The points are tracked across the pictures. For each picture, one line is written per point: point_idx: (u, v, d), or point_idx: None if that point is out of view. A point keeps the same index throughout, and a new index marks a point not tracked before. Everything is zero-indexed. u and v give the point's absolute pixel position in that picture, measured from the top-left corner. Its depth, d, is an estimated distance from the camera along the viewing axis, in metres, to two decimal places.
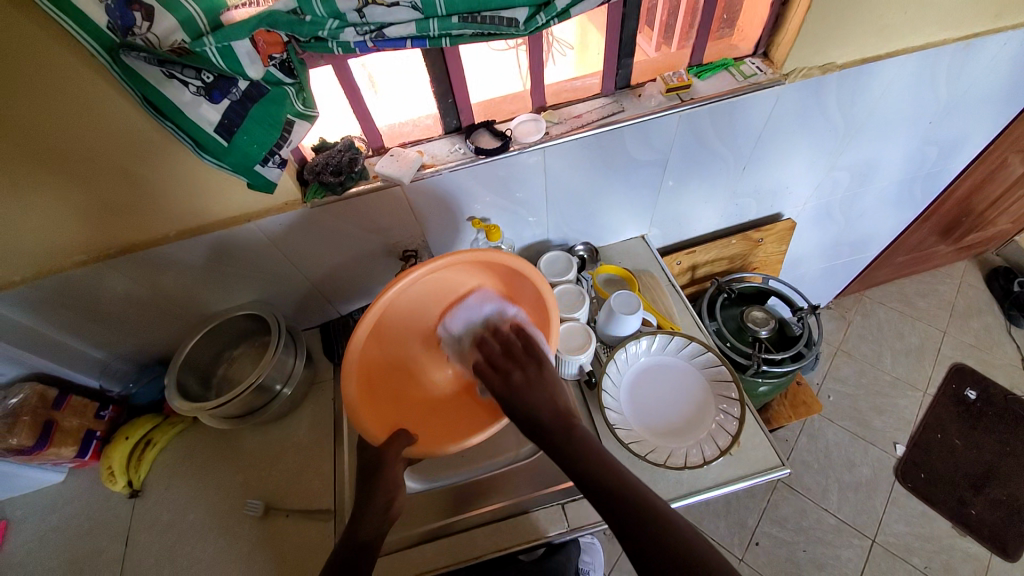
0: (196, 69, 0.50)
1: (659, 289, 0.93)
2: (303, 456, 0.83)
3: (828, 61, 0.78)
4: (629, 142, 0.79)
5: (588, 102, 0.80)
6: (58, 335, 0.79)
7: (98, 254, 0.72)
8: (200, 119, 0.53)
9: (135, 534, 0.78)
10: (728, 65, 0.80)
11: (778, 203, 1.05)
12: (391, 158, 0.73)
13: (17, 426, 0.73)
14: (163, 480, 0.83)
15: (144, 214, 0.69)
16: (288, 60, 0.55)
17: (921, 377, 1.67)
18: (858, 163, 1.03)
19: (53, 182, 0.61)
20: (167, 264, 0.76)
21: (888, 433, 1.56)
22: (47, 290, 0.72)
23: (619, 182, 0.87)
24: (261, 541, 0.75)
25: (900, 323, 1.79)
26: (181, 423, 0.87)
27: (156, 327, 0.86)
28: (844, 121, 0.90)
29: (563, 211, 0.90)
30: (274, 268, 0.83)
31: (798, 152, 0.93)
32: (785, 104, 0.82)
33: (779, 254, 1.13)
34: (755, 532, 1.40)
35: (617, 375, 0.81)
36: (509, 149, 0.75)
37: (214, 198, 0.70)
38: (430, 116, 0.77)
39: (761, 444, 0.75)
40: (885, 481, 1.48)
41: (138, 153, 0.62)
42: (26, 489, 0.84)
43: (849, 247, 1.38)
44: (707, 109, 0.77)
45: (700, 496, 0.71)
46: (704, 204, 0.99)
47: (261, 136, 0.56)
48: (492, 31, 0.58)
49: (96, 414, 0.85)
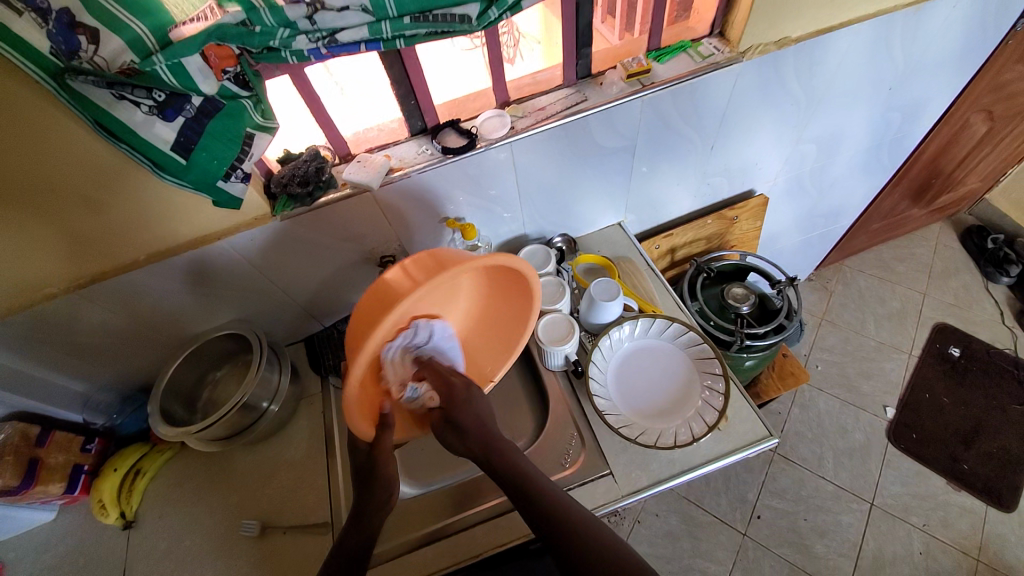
0: (147, 89, 0.50)
1: (639, 274, 0.94)
2: (297, 471, 0.83)
3: (783, 35, 0.80)
4: (595, 130, 0.79)
5: (552, 94, 0.80)
6: (35, 371, 0.78)
7: (69, 285, 0.70)
8: (154, 138, 0.52)
9: (131, 566, 0.77)
10: (686, 47, 0.81)
11: (750, 179, 1.07)
12: (359, 165, 0.73)
13: (4, 465, 0.73)
14: (156, 509, 0.82)
15: (112, 240, 0.68)
16: (242, 72, 0.54)
17: (906, 340, 1.70)
18: (823, 135, 1.04)
19: (13, 215, 0.60)
20: (140, 290, 0.75)
21: (878, 397, 1.59)
22: (18, 327, 0.71)
23: (590, 171, 0.88)
24: (260, 560, 0.75)
25: (881, 289, 1.82)
26: (169, 450, 0.86)
27: (135, 355, 0.85)
28: (805, 94, 0.91)
29: (537, 205, 0.90)
30: (250, 284, 0.82)
31: (764, 128, 0.95)
32: (746, 81, 0.83)
33: (756, 229, 1.14)
34: (756, 505, 1.42)
35: (602, 362, 0.82)
36: (475, 147, 0.75)
37: (182, 219, 0.69)
38: (395, 120, 0.76)
39: (747, 416, 0.76)
40: (879, 443, 1.51)
41: (98, 179, 0.61)
42: (13, 533, 0.82)
43: (824, 218, 1.41)
44: (669, 92, 0.78)
45: (693, 474, 0.72)
46: (676, 186, 1.00)
47: (221, 151, 0.56)
48: (446, 29, 0.58)
49: (82, 448, 0.83)
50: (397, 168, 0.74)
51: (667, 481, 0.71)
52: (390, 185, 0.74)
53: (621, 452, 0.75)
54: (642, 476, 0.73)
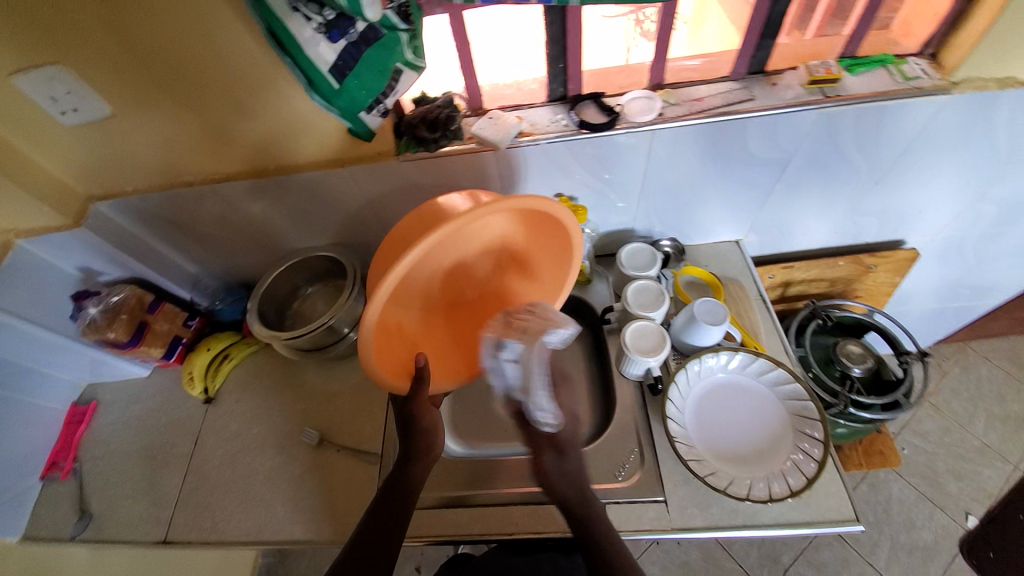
0: (320, 5, 0.48)
1: (747, 302, 0.85)
2: (356, 400, 0.86)
3: (1009, 74, 0.66)
4: (750, 136, 0.70)
5: (712, 85, 0.71)
6: (159, 245, 0.85)
7: (204, 177, 0.75)
8: (316, 58, 0.52)
9: (201, 439, 0.85)
10: (888, 62, 0.69)
11: (904, 228, 0.92)
12: (490, 122, 0.70)
13: (116, 322, 0.80)
14: (231, 395, 0.89)
15: (248, 145, 0.71)
16: (406, 3, 0.51)
17: (1018, 450, 1.46)
18: (1014, 199, 0.87)
19: (172, 101, 0.64)
20: (260, 196, 0.78)
21: (963, 501, 1.40)
22: (155, 202, 0.77)
23: (727, 179, 0.79)
24: (311, 468, 0.79)
25: (1007, 385, 1.57)
26: (255, 344, 0.93)
27: (242, 253, 0.91)
28: (1016, 147, 0.75)
29: (657, 202, 0.83)
30: (356, 214, 0.84)
31: (946, 174, 0.80)
32: (949, 115, 0.69)
33: (891, 284, 1.00)
34: (788, 569, 1.32)
35: (685, 385, 0.76)
36: (614, 127, 0.69)
37: (313, 138, 0.70)
38: (536, 80, 0.72)
39: (836, 493, 0.68)
40: (948, 550, 1.34)
41: (249, 85, 0.62)
42: (117, 377, 0.93)
43: (970, 291, 1.21)
44: (852, 110, 0.67)
45: (754, 532, 0.66)
46: (815, 217, 0.89)
47: (370, 82, 0.55)
48: None
49: (184, 323, 0.91)
50: (528, 133, 0.71)
51: (724, 530, 0.67)
52: (516, 149, 0.71)
53: (681, 484, 0.70)
54: (698, 515, 0.68)
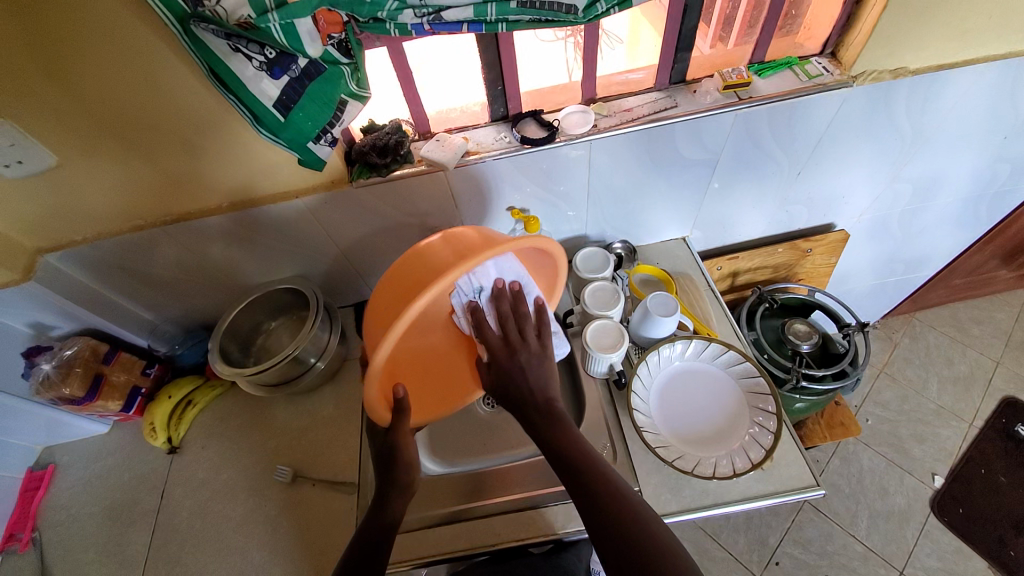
0: (260, 44, 0.51)
1: (698, 293, 0.90)
2: (331, 430, 0.85)
3: (901, 64, 0.73)
4: (679, 139, 0.76)
5: (640, 96, 0.78)
6: (112, 294, 0.84)
7: (156, 220, 0.75)
8: (260, 93, 0.54)
9: (171, 488, 0.82)
10: (793, 64, 0.76)
11: (832, 212, 1.01)
12: (436, 144, 0.74)
13: (70, 377, 0.78)
14: (200, 440, 0.87)
15: (200, 184, 0.72)
16: (346, 40, 0.55)
17: (969, 408, 1.57)
18: (921, 176, 0.96)
19: (119, 147, 0.64)
20: (216, 235, 0.79)
21: (927, 463, 1.48)
22: (106, 250, 0.76)
23: (665, 181, 0.85)
24: (287, 505, 0.78)
25: (950, 349, 1.69)
26: (220, 386, 0.91)
27: (202, 294, 0.90)
28: (913, 130, 0.84)
29: (604, 207, 0.88)
30: (317, 245, 0.85)
31: (859, 160, 0.88)
32: (851, 107, 0.77)
33: (829, 265, 1.08)
34: (776, 551, 1.36)
35: (647, 376, 0.80)
36: (554, 140, 0.74)
37: (265, 172, 0.72)
38: (479, 104, 0.77)
39: (795, 461, 0.72)
40: (920, 512, 1.40)
41: (198, 126, 0.64)
42: (75, 436, 0.89)
43: (904, 265, 1.31)
44: (765, 109, 0.74)
45: (726, 509, 0.69)
46: (752, 208, 0.95)
47: (316, 113, 0.58)
48: (550, 17, 0.57)
49: (142, 371, 0.89)
50: (472, 152, 0.74)
51: (697, 511, 0.69)
52: (462, 167, 0.74)
53: (654, 472, 0.73)
54: (672, 500, 0.71)
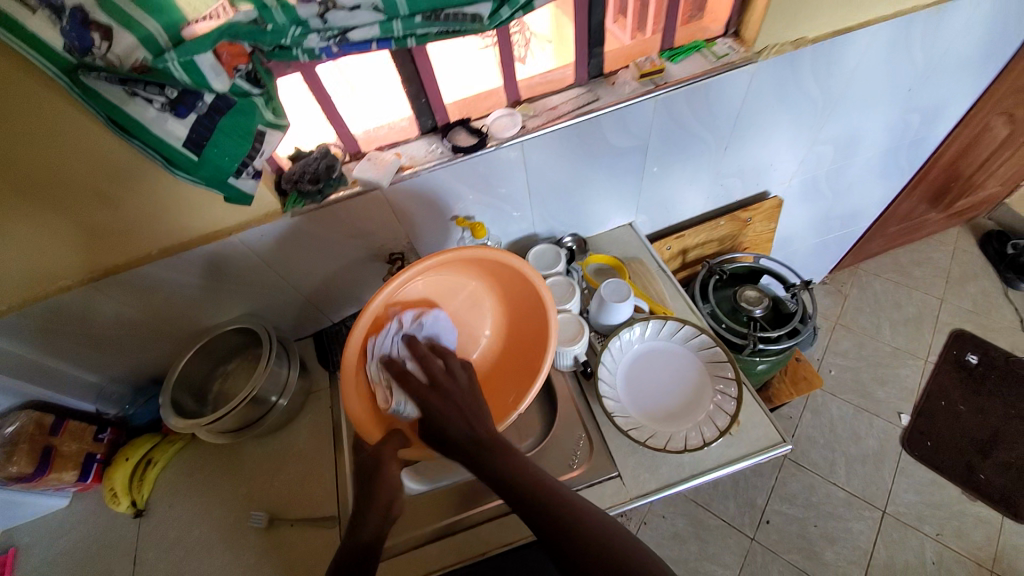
0: (160, 86, 0.50)
1: (649, 275, 0.93)
2: (304, 465, 0.84)
3: (800, 35, 0.78)
4: (606, 129, 0.79)
5: (563, 93, 0.80)
6: (52, 362, 0.80)
7: (87, 277, 0.72)
8: (167, 134, 0.53)
9: (142, 553, 0.78)
10: (700, 47, 0.80)
11: (763, 180, 1.06)
12: (369, 163, 0.74)
13: (16, 454, 0.74)
14: (167, 498, 0.83)
15: (125, 234, 0.69)
16: (254, 70, 0.55)
17: (921, 346, 1.66)
18: (840, 136, 1.02)
19: (32, 208, 0.61)
20: (153, 283, 0.76)
21: (892, 404, 1.56)
22: (35, 316, 0.72)
23: (603, 171, 0.87)
24: (267, 551, 0.76)
25: (897, 293, 1.79)
26: (180, 440, 0.88)
27: (149, 347, 0.87)
28: (822, 94, 0.89)
29: (547, 204, 0.90)
30: (263, 280, 0.83)
31: (778, 129, 0.93)
32: (760, 81, 0.81)
33: (769, 231, 1.14)
34: (765, 510, 1.40)
35: (612, 363, 0.81)
36: (486, 146, 0.75)
37: (193, 213, 0.70)
38: (405, 118, 0.76)
39: (760, 422, 0.76)
40: (892, 451, 1.48)
41: (114, 175, 0.62)
42: (30, 516, 0.84)
43: (840, 221, 1.38)
44: (682, 92, 0.77)
45: (702, 479, 0.72)
46: (688, 186, 0.99)
47: (232, 148, 0.57)
48: (456, 28, 0.58)
49: (95, 437, 0.85)
50: (406, 168, 0.75)
51: (675, 485, 0.71)
52: (395, 183, 0.75)
53: (630, 454, 0.75)
54: (651, 479, 0.72)
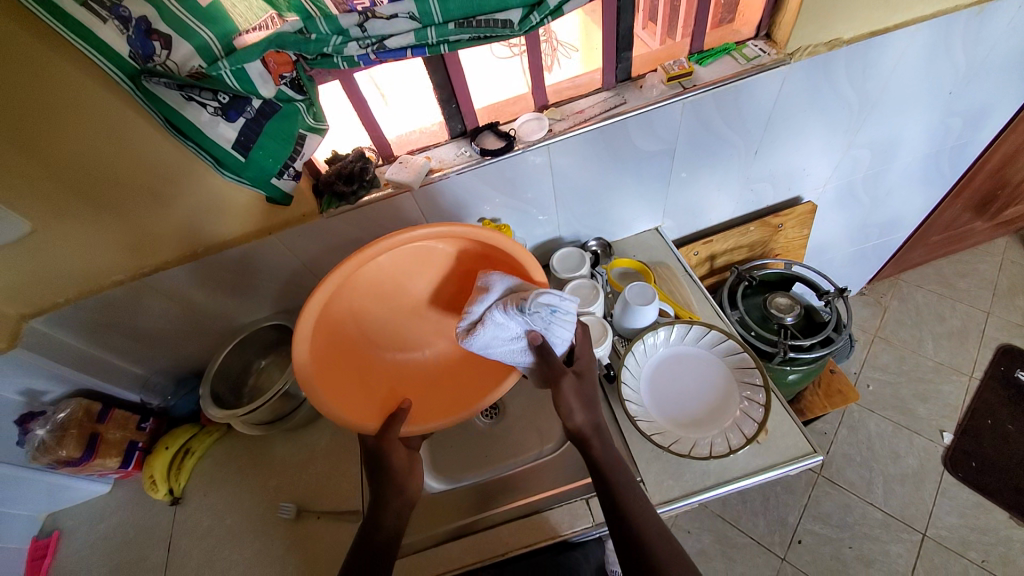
0: (213, 91, 0.54)
1: (676, 279, 0.93)
2: (331, 460, 0.86)
3: (834, 36, 0.76)
4: (633, 133, 0.79)
5: (590, 97, 0.80)
6: (101, 353, 0.85)
7: (136, 272, 0.76)
8: (218, 137, 0.56)
9: (176, 540, 0.82)
10: (731, 49, 0.80)
11: (796, 185, 1.04)
12: (560, 307, 0.56)
13: (66, 438, 0.78)
14: (201, 488, 0.87)
15: (175, 232, 0.73)
16: (298, 77, 0.59)
17: (966, 361, 1.58)
18: (878, 139, 0.99)
19: (91, 206, 0.66)
20: (195, 280, 0.80)
21: (934, 421, 1.49)
22: (86, 308, 0.76)
23: (630, 175, 0.88)
24: (294, 542, 0.78)
25: (940, 305, 1.71)
26: (217, 431, 0.92)
27: (191, 341, 0.91)
28: (858, 96, 0.87)
29: (574, 209, 0.91)
30: (297, 279, 0.87)
31: (812, 132, 0.91)
32: (793, 83, 0.80)
33: (802, 237, 1.12)
34: (797, 530, 1.35)
35: (636, 366, 0.81)
36: (513, 149, 0.76)
37: (236, 213, 0.74)
38: (436, 123, 0.80)
39: (790, 431, 0.74)
40: (934, 470, 1.40)
41: (166, 176, 0.66)
42: (75, 500, 0.89)
43: (879, 228, 1.33)
44: (711, 94, 0.77)
45: (728, 488, 0.70)
46: (717, 191, 0.98)
47: (276, 150, 0.60)
48: (488, 34, 0.60)
49: (138, 426, 0.89)
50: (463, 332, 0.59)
51: (699, 493, 0.70)
52: (494, 351, 0.60)
53: (654, 460, 0.74)
54: (675, 486, 0.71)
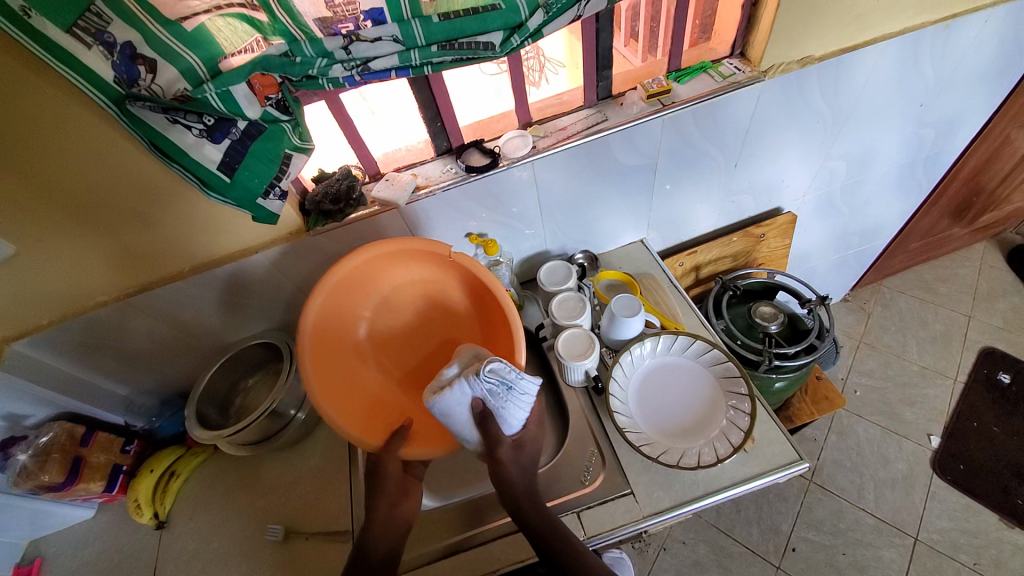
0: (198, 114, 0.55)
1: (661, 290, 0.94)
2: (319, 479, 0.85)
3: (805, 54, 0.79)
4: (615, 149, 0.81)
5: (572, 115, 0.82)
6: (84, 375, 0.83)
7: (122, 293, 0.76)
8: (202, 158, 0.57)
9: (162, 565, 0.80)
10: (707, 67, 0.83)
11: (776, 196, 1.06)
12: (516, 385, 0.61)
13: (48, 463, 0.77)
14: (188, 511, 0.85)
15: (161, 253, 0.73)
16: (283, 99, 0.60)
17: (950, 365, 1.61)
18: (853, 151, 1.03)
19: (77, 228, 0.66)
20: (182, 301, 0.80)
21: (921, 424, 1.51)
22: (71, 330, 0.76)
23: (614, 190, 0.90)
24: (283, 564, 0.76)
25: (922, 310, 1.74)
26: (202, 453, 0.91)
27: (178, 360, 0.90)
28: (831, 111, 0.90)
29: (559, 222, 0.92)
30: (285, 297, 0.87)
31: (789, 145, 0.94)
32: (768, 98, 0.83)
33: (783, 246, 1.14)
34: (791, 537, 1.35)
35: (623, 378, 0.82)
36: (498, 165, 0.77)
37: (223, 233, 0.74)
38: (422, 141, 0.81)
39: (776, 439, 0.75)
40: (923, 474, 1.42)
41: (153, 198, 0.67)
42: (58, 527, 0.86)
43: (858, 236, 1.37)
44: (689, 111, 0.79)
45: (717, 497, 0.71)
46: (698, 203, 1.00)
47: (261, 170, 0.61)
48: (470, 56, 0.61)
49: (122, 449, 0.87)
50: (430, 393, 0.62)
51: (689, 503, 0.70)
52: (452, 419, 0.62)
53: (642, 471, 0.74)
54: (664, 496, 0.71)
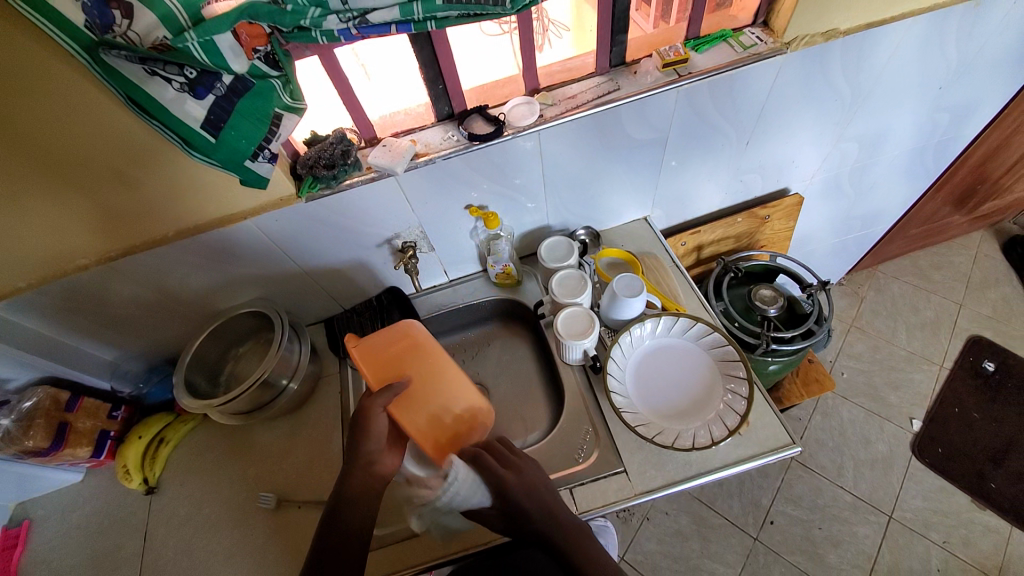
0: (179, 65, 0.50)
1: (663, 270, 0.92)
2: (311, 449, 0.84)
3: (832, 26, 0.75)
4: (626, 120, 0.77)
5: (583, 82, 0.78)
6: (66, 339, 0.80)
7: (102, 257, 0.72)
8: (185, 115, 0.53)
9: (153, 529, 0.80)
10: (728, 36, 0.78)
11: (785, 177, 1.03)
12: None
13: (32, 428, 0.76)
14: (178, 477, 0.84)
15: (143, 215, 0.69)
16: (273, 51, 0.54)
17: (937, 351, 1.63)
18: (867, 134, 0.99)
19: (51, 187, 0.61)
20: (168, 266, 0.77)
21: (904, 408, 1.54)
22: (51, 294, 0.73)
23: (621, 164, 0.86)
24: (275, 532, 0.76)
25: (915, 297, 1.75)
26: (192, 421, 0.89)
27: (163, 326, 0.87)
28: (851, 90, 0.86)
29: (563, 197, 0.89)
30: (275, 265, 0.84)
31: (804, 124, 0.91)
32: (788, 73, 0.79)
33: (787, 229, 1.12)
34: (770, 511, 1.39)
35: (622, 358, 0.81)
36: (502, 134, 0.73)
37: (210, 197, 0.70)
38: (422, 104, 0.76)
39: (771, 423, 0.75)
40: (902, 456, 1.46)
41: (133, 157, 0.62)
42: (46, 490, 0.86)
43: (861, 221, 1.35)
44: (706, 83, 0.75)
45: (709, 478, 0.71)
46: (706, 181, 0.97)
47: (249, 130, 0.56)
48: (477, 11, 0.56)
49: (109, 415, 0.85)
50: None
51: (682, 483, 0.71)
52: None
53: (637, 450, 0.74)
54: (657, 476, 0.72)
